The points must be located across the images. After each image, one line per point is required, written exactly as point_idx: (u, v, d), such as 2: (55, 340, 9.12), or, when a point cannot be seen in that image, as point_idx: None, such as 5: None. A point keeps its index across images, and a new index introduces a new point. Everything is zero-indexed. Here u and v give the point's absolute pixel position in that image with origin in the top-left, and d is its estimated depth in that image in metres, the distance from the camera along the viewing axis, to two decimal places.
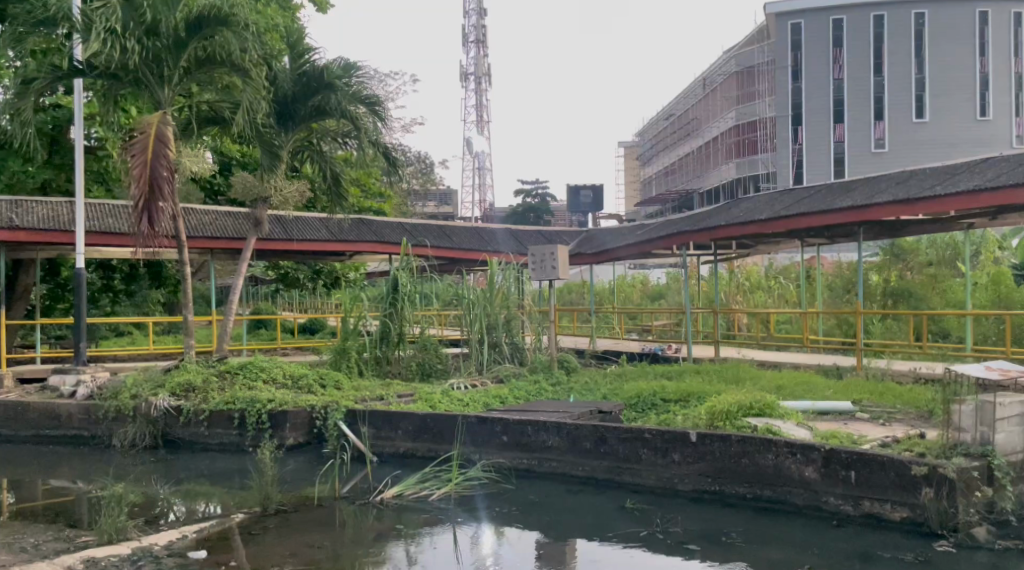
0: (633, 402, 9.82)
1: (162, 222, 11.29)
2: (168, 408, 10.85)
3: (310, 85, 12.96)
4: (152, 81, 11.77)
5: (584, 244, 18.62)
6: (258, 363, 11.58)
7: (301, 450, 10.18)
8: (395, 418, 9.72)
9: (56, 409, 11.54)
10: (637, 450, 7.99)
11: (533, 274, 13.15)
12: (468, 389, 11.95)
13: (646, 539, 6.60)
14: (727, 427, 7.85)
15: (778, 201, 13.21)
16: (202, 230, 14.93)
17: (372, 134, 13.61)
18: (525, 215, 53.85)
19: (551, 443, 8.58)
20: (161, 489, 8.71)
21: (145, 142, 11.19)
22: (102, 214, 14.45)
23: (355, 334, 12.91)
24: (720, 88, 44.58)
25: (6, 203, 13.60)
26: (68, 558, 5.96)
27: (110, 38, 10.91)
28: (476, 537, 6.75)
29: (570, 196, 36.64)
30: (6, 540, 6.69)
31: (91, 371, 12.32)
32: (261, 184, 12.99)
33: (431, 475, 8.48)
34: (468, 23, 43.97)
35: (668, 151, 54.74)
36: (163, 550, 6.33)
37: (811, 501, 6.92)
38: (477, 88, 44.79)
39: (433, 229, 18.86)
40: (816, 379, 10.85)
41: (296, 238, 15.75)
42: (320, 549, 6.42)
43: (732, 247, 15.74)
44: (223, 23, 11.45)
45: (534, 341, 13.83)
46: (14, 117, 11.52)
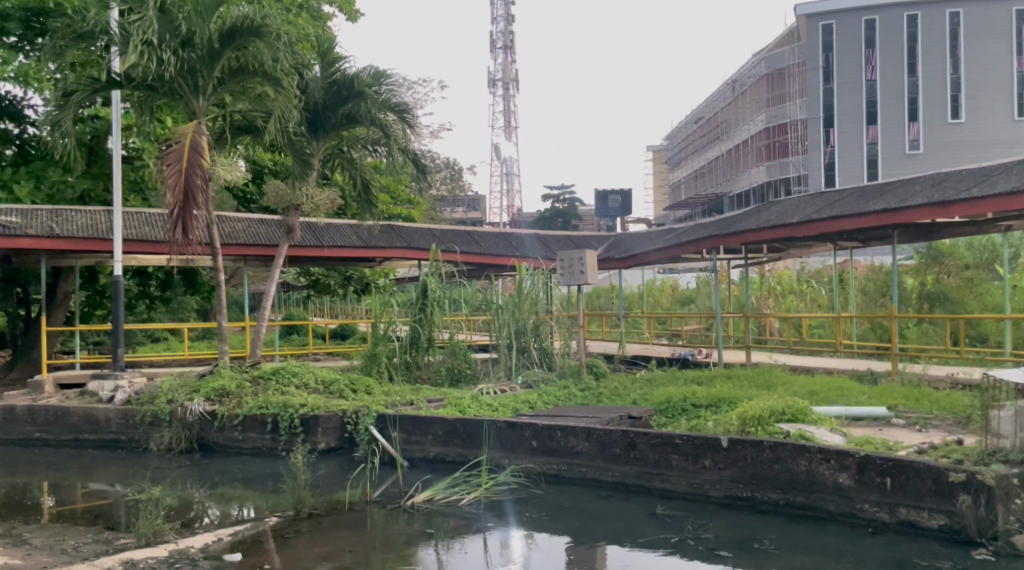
0: (663, 407, 9.77)
1: (197, 229, 11.51)
2: (202, 412, 11.04)
3: (342, 94, 13.12)
4: (187, 92, 11.99)
5: (614, 248, 18.54)
6: (290, 367, 11.73)
7: (332, 454, 10.30)
8: (424, 422, 9.78)
9: (95, 413, 11.78)
10: (668, 455, 7.95)
11: (561, 279, 13.14)
12: (498, 393, 12.00)
13: (677, 545, 6.58)
14: (758, 432, 7.79)
15: (811, 203, 13.12)
16: (234, 238, 15.18)
17: (401, 141, 13.71)
18: (552, 219, 53.87)
19: (581, 448, 8.57)
20: (196, 492, 8.86)
21: (180, 151, 11.40)
22: (139, 222, 14.74)
23: (386, 339, 12.90)
24: (750, 90, 44.15)
25: (47, 212, 13.91)
26: (107, 560, 6.09)
27: (146, 51, 11.11)
28: (507, 542, 6.78)
29: (597, 200, 36.64)
30: (47, 542, 6.86)
31: (129, 377, 12.58)
32: (293, 192, 13.15)
33: (461, 479, 8.53)
34: (496, 30, 44.24)
35: (698, 155, 54.40)
36: (199, 552, 6.45)
37: (845, 507, 6.83)
38: (506, 94, 44.87)
39: (461, 235, 18.89)
40: (850, 384, 10.73)
41: (327, 245, 15.94)
42: (352, 554, 6.46)
43: (763, 251, 15.62)
44: (256, 34, 11.65)
45: (563, 346, 13.80)
46: (54, 128, 11.76)
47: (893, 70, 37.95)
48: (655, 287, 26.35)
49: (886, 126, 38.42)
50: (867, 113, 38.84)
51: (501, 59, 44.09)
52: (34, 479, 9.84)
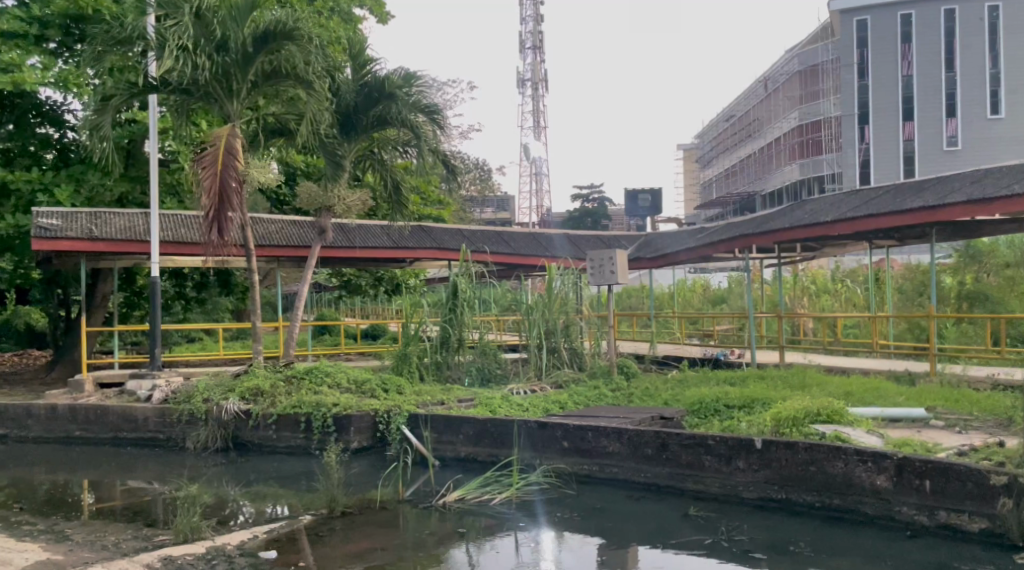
0: (695, 408, 9.71)
1: (232, 230, 11.67)
2: (237, 412, 11.19)
3: (372, 95, 13.21)
4: (221, 95, 12.16)
5: (645, 248, 18.44)
6: (323, 367, 11.85)
7: (365, 453, 10.38)
8: (456, 422, 9.82)
9: (133, 412, 11.99)
10: (700, 456, 7.90)
11: (592, 278, 13.11)
12: (528, 393, 12.03)
13: (710, 547, 6.52)
14: (793, 433, 7.71)
15: (845, 202, 12.93)
16: (268, 239, 15.37)
17: (432, 143, 13.79)
18: (581, 219, 53.75)
19: (612, 449, 8.55)
20: (232, 490, 8.98)
21: (214, 154, 11.57)
22: (175, 224, 14.97)
23: (416, 339, 12.97)
24: (783, 88, 43.73)
25: (87, 214, 14.21)
26: (147, 556, 6.19)
27: (181, 55, 11.33)
28: (538, 541, 6.77)
29: (627, 200, 36.41)
30: (88, 538, 6.99)
31: (166, 377, 12.80)
32: (325, 193, 13.28)
33: (492, 479, 8.54)
34: (525, 30, 44.24)
35: (729, 153, 53.89)
36: (235, 549, 6.54)
37: (883, 510, 6.73)
38: (535, 94, 44.85)
39: (491, 235, 18.95)
40: (887, 385, 10.60)
41: (358, 246, 16.08)
42: (385, 552, 6.50)
43: (796, 250, 15.44)
44: (288, 37, 11.79)
45: (593, 346, 13.76)
46: (93, 132, 11.98)
47: (930, 66, 37.26)
48: (686, 287, 26.16)
49: (922, 122, 37.75)
50: (903, 109, 38.14)
51: (530, 59, 44.06)
52: (75, 476, 10.04)
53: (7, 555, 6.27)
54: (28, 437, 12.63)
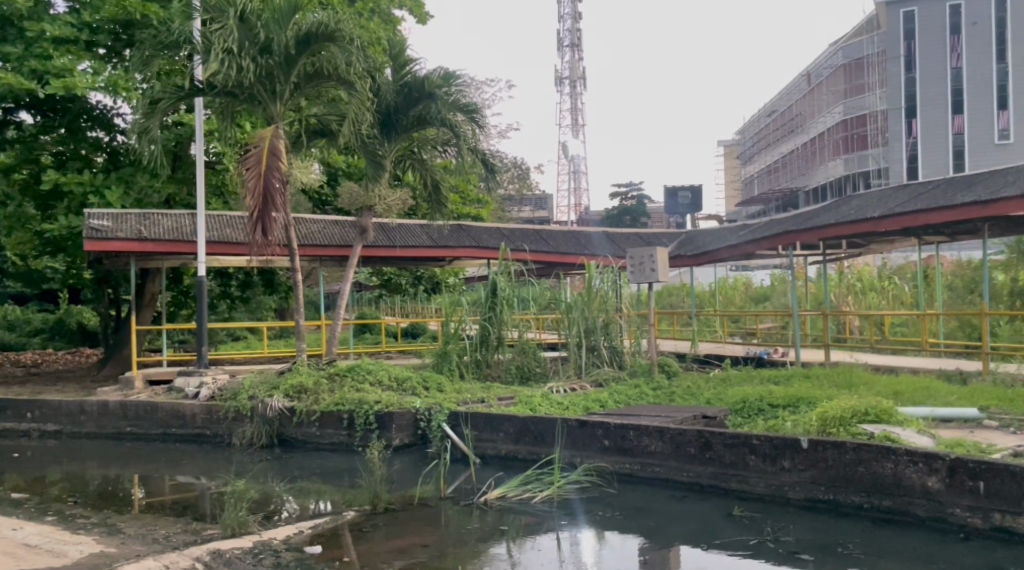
0: (738, 407, 9.60)
1: (276, 230, 11.85)
2: (282, 408, 11.36)
3: (412, 95, 13.29)
4: (265, 97, 12.35)
5: (684, 246, 18.19)
6: (365, 365, 11.96)
7: (407, 450, 10.46)
8: (496, 420, 9.83)
9: (181, 409, 12.25)
10: (744, 456, 7.80)
11: (632, 276, 13.01)
12: (568, 392, 11.98)
13: (755, 547, 6.45)
14: (840, 433, 7.58)
15: (892, 198, 12.63)
16: (309, 239, 15.57)
17: (470, 142, 13.86)
18: (620, 217, 53.46)
19: (654, 448, 8.48)
20: (276, 486, 9.12)
21: (259, 155, 11.75)
22: (221, 224, 15.26)
23: (456, 337, 13.02)
24: (827, 82, 42.61)
25: (136, 216, 14.56)
26: (196, 550, 6.32)
27: (227, 58, 11.53)
28: (580, 540, 6.76)
29: (667, 197, 36.03)
30: (139, 531, 7.16)
31: (213, 375, 13.05)
32: (366, 193, 13.41)
33: (533, 478, 8.54)
34: (564, 28, 44.13)
35: (771, 149, 53.10)
36: (281, 543, 6.65)
37: (935, 512, 6.58)
38: (573, 92, 44.73)
39: (530, 234, 18.95)
40: (938, 384, 10.32)
41: (398, 246, 16.23)
42: (427, 549, 6.55)
43: (841, 247, 15.16)
44: (330, 39, 11.94)
45: (633, 345, 13.67)
46: (142, 135, 12.25)
47: (981, 57, 36.61)
48: (728, 285, 25.87)
49: (973, 115, 37.00)
50: (953, 101, 37.34)
51: (568, 57, 43.90)
52: (126, 471, 10.29)
53: (63, 547, 6.45)
54: (81, 433, 12.96)
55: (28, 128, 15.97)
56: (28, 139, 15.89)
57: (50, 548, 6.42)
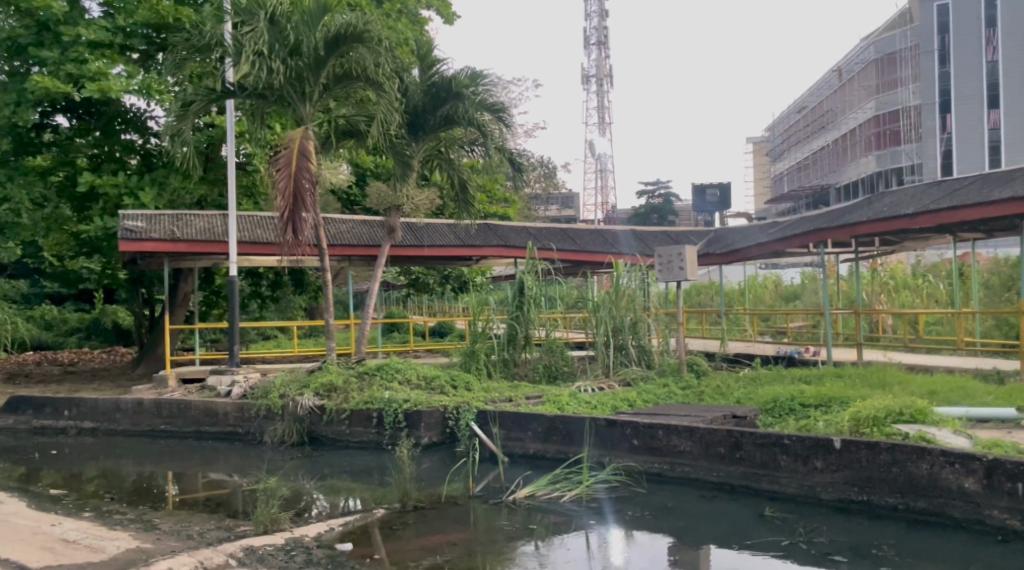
0: (768, 407, 9.53)
1: (306, 230, 11.95)
2: (312, 407, 11.47)
3: (439, 95, 13.33)
4: (295, 99, 12.46)
5: (712, 244, 18.06)
6: (394, 364, 12.04)
7: (436, 448, 10.51)
8: (524, 419, 9.84)
9: (214, 407, 12.41)
10: (776, 455, 7.73)
11: (660, 275, 12.94)
12: (596, 391, 11.94)
13: (787, 548, 6.40)
14: (874, 433, 7.49)
15: (926, 194, 12.44)
16: (339, 239, 15.71)
17: (498, 141, 13.87)
18: (648, 216, 53.17)
19: (683, 447, 8.44)
20: (307, 484, 9.20)
21: (289, 156, 11.85)
22: (252, 225, 15.44)
23: (484, 336, 13.05)
24: (858, 77, 42.00)
25: (170, 216, 14.77)
26: (230, 546, 6.40)
27: (257, 60, 11.66)
28: (609, 540, 6.74)
29: (696, 195, 35.67)
30: (174, 527, 7.27)
31: (244, 373, 13.22)
32: (394, 193, 13.48)
33: (562, 477, 8.52)
34: (591, 26, 43.94)
35: (801, 146, 52.48)
36: (313, 540, 6.71)
37: (972, 514, 6.46)
38: (600, 89, 44.55)
39: (557, 232, 18.94)
40: (973, 383, 10.14)
41: (426, 245, 16.32)
42: (457, 547, 6.57)
43: (874, 245, 14.96)
44: (358, 39, 12.03)
45: (662, 344, 13.59)
46: (175, 137, 12.43)
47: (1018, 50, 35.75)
48: (758, 283, 25.62)
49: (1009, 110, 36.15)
50: (989, 96, 36.54)
51: (595, 55, 43.74)
52: (160, 468, 10.45)
53: (101, 543, 6.56)
54: (116, 430, 13.19)
55: (63, 131, 16.25)
56: (64, 142, 16.16)
57: (88, 543, 6.54)
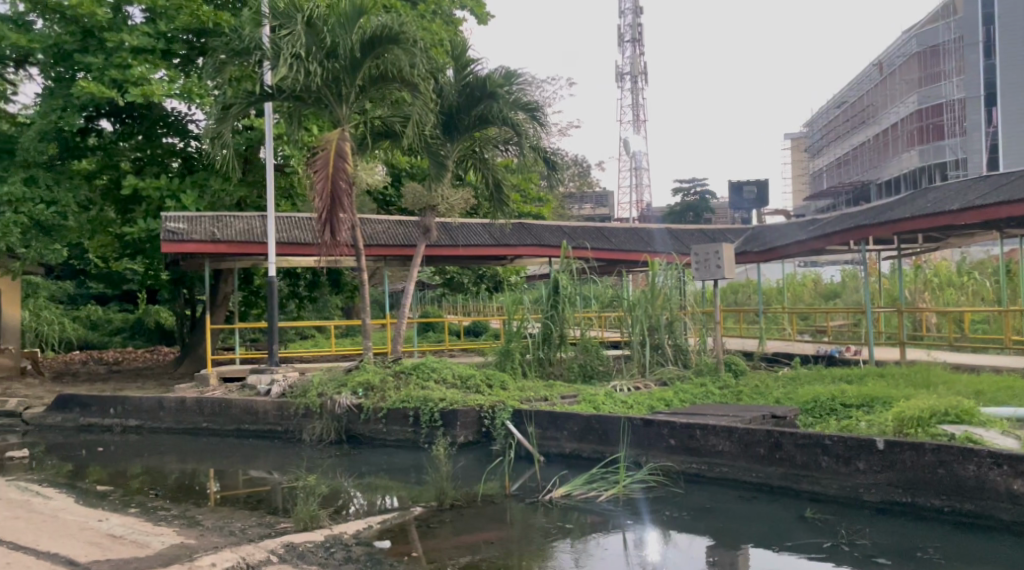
0: (809, 407, 9.39)
1: (344, 231, 12.07)
2: (350, 405, 11.58)
3: (474, 95, 13.36)
4: (332, 101, 12.58)
5: (750, 242, 17.85)
6: (429, 363, 12.10)
7: (471, 447, 10.54)
8: (560, 418, 9.83)
9: (254, 406, 12.59)
10: (816, 456, 7.62)
11: (697, 273, 12.83)
12: (632, 391, 11.86)
13: (829, 550, 6.30)
14: (918, 433, 7.35)
15: (973, 189, 12.15)
16: (375, 239, 15.84)
17: (533, 140, 13.84)
18: (684, 213, 52.75)
19: (722, 448, 8.35)
20: (346, 482, 9.29)
21: (326, 157, 11.98)
22: (290, 226, 15.65)
23: (519, 336, 13.13)
24: (900, 71, 41.27)
25: (210, 218, 15.02)
26: (271, 542, 6.49)
27: (295, 63, 11.78)
28: (646, 540, 6.70)
29: (732, 192, 35.26)
30: (217, 523, 7.40)
31: (283, 372, 13.38)
32: (429, 193, 13.55)
33: (598, 477, 8.48)
34: (625, 23, 43.66)
35: (841, 142, 51.62)
36: (352, 537, 6.77)
37: (1021, 517, 6.30)
38: (634, 87, 44.30)
39: (592, 231, 18.88)
40: (1021, 383, 9.87)
41: (461, 244, 16.37)
42: (493, 546, 6.58)
43: (917, 242, 14.66)
44: (394, 41, 12.12)
45: (699, 343, 13.46)
46: (215, 140, 12.64)
47: None
48: (796, 282, 25.27)
49: None
50: None
51: (629, 52, 43.50)
52: (202, 466, 10.64)
53: (146, 538, 6.70)
54: (160, 428, 13.44)
55: (107, 135, 16.59)
56: (108, 146, 16.51)
57: (134, 538, 6.68)
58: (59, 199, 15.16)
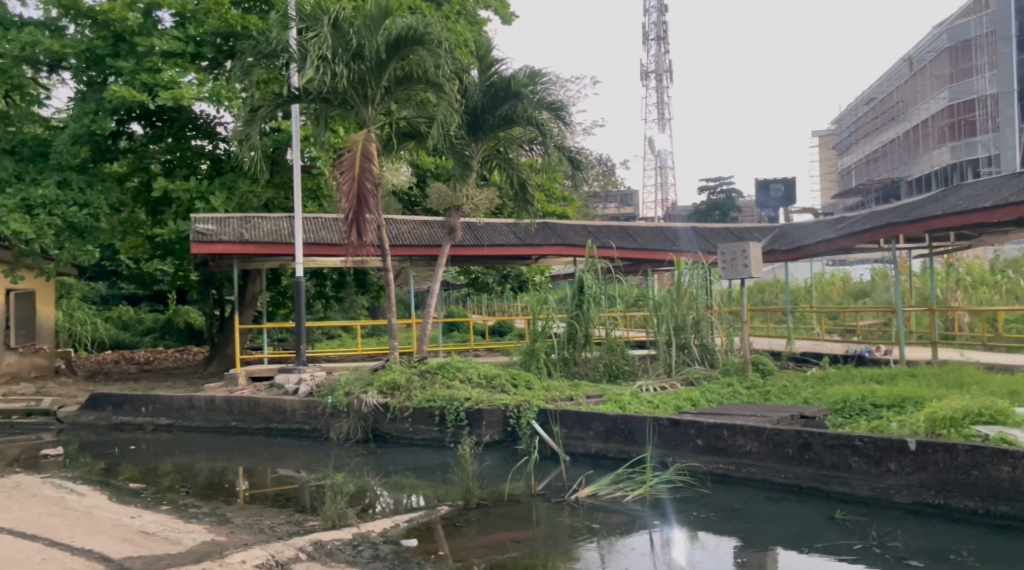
0: (838, 407, 9.29)
1: (370, 231, 12.14)
2: (376, 405, 11.64)
3: (498, 95, 13.37)
4: (357, 102, 12.66)
5: (777, 241, 17.69)
6: (455, 363, 12.13)
7: (497, 447, 10.55)
8: (586, 418, 9.81)
9: (282, 405, 12.71)
10: (846, 457, 7.54)
11: (723, 272, 12.73)
12: (658, 391, 11.80)
13: (860, 552, 6.23)
14: (951, 434, 7.25)
15: (1006, 186, 11.93)
16: (401, 239, 15.92)
17: (557, 139, 13.83)
18: (710, 212, 52.41)
19: (750, 448, 8.29)
20: (372, 480, 9.34)
21: (353, 158, 12.06)
22: (317, 227, 15.78)
23: (544, 335, 13.13)
24: (931, 66, 40.68)
25: (238, 219, 15.19)
26: (299, 540, 6.55)
27: (322, 65, 11.85)
28: (673, 540, 6.67)
29: (759, 190, 34.97)
30: (246, 521, 7.48)
31: (310, 372, 13.49)
32: (454, 193, 13.60)
33: (624, 477, 8.46)
34: (649, 21, 43.46)
35: (870, 139, 50.96)
36: (379, 536, 6.81)
37: None
38: (659, 86, 44.08)
39: (617, 230, 18.82)
40: None
41: (486, 243, 16.40)
42: (520, 545, 6.58)
43: (948, 240, 14.43)
44: (419, 42, 12.17)
45: (725, 343, 13.36)
46: (243, 142, 12.78)
47: None
48: (825, 281, 24.98)
49: None
50: None
51: (654, 51, 43.29)
52: (231, 464, 10.76)
53: (177, 535, 6.79)
54: (190, 427, 13.61)
55: (138, 138, 16.83)
56: (138, 149, 16.76)
57: (166, 535, 6.77)
58: (91, 201, 15.43)
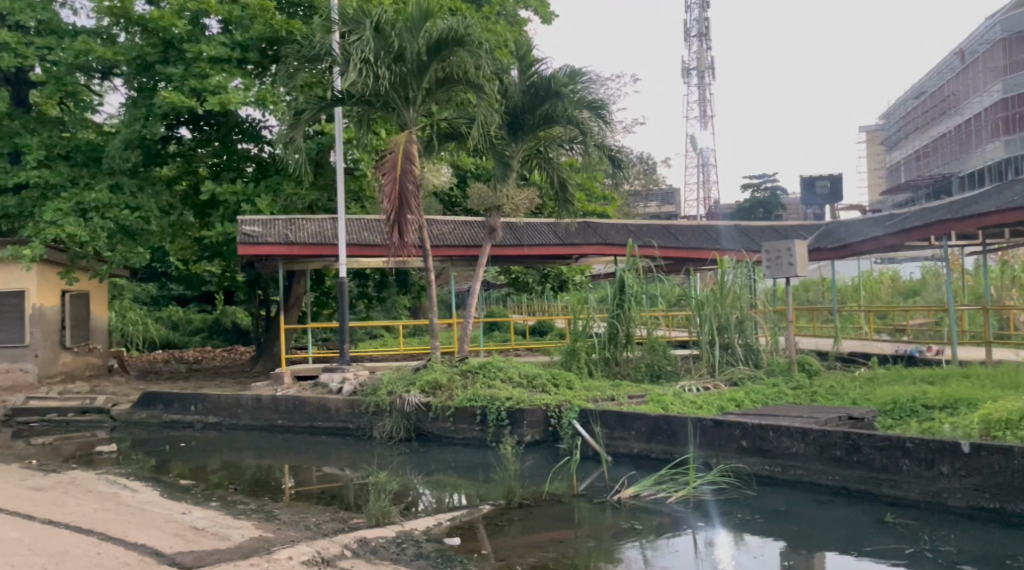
0: (887, 408, 9.10)
1: (412, 232, 12.22)
2: (418, 404, 11.74)
3: (539, 95, 13.38)
4: (399, 104, 12.77)
5: (823, 239, 17.39)
6: (496, 363, 12.16)
7: (539, 447, 10.55)
8: (628, 418, 9.76)
9: (326, 404, 12.88)
10: (897, 459, 7.38)
11: (767, 271, 12.56)
12: (701, 391, 11.69)
13: (911, 556, 6.10)
14: (1006, 436, 7.06)
15: None
16: (442, 239, 16.01)
17: (597, 138, 13.78)
18: (754, 210, 51.70)
19: (796, 449, 8.17)
20: (415, 479, 9.41)
21: (394, 160, 12.18)
22: (360, 228, 15.94)
23: (585, 335, 13.09)
24: (984, 58, 39.58)
25: (284, 221, 15.43)
26: (344, 537, 6.63)
27: (364, 68, 12.00)
28: (718, 542, 6.60)
29: (804, 187, 34.39)
30: (293, 518, 7.60)
31: (354, 372, 13.64)
32: (494, 193, 13.64)
33: (668, 478, 8.39)
34: (690, 18, 43.04)
35: (920, 134, 49.80)
36: (422, 534, 6.86)
37: None
38: (701, 82, 43.62)
39: (659, 229, 18.67)
40: None
41: (526, 243, 16.41)
42: (563, 545, 6.58)
43: (1003, 237, 14.03)
44: (459, 44, 12.23)
45: (770, 342, 13.17)
46: (287, 145, 12.97)
47: None
48: (873, 279, 24.47)
49: None
50: None
51: (696, 47, 42.82)
52: (277, 462, 10.93)
53: (226, 531, 6.93)
54: (238, 425, 13.85)
55: (186, 142, 17.20)
56: (187, 153, 17.17)
57: (215, 531, 6.92)
58: (142, 205, 15.83)
